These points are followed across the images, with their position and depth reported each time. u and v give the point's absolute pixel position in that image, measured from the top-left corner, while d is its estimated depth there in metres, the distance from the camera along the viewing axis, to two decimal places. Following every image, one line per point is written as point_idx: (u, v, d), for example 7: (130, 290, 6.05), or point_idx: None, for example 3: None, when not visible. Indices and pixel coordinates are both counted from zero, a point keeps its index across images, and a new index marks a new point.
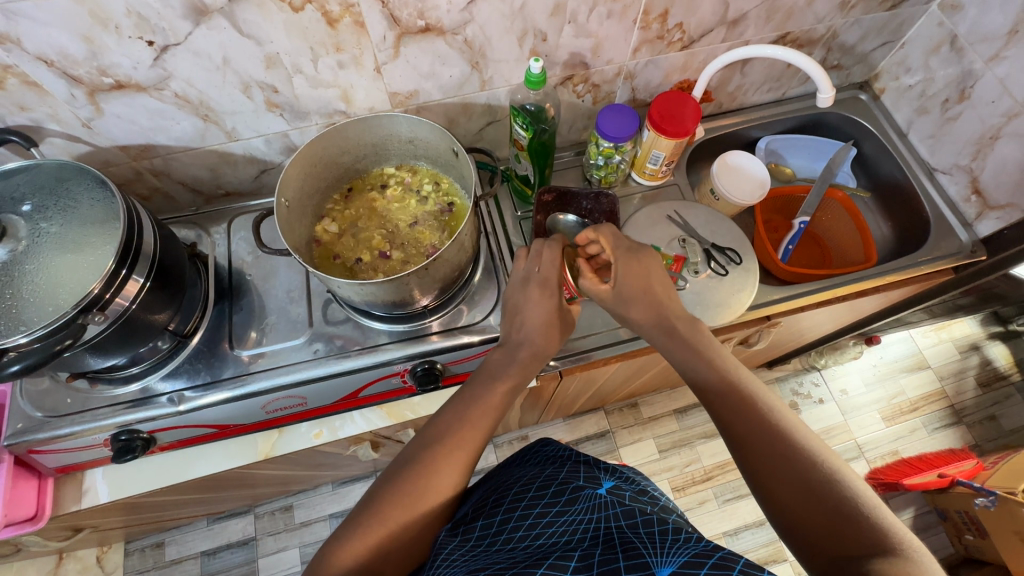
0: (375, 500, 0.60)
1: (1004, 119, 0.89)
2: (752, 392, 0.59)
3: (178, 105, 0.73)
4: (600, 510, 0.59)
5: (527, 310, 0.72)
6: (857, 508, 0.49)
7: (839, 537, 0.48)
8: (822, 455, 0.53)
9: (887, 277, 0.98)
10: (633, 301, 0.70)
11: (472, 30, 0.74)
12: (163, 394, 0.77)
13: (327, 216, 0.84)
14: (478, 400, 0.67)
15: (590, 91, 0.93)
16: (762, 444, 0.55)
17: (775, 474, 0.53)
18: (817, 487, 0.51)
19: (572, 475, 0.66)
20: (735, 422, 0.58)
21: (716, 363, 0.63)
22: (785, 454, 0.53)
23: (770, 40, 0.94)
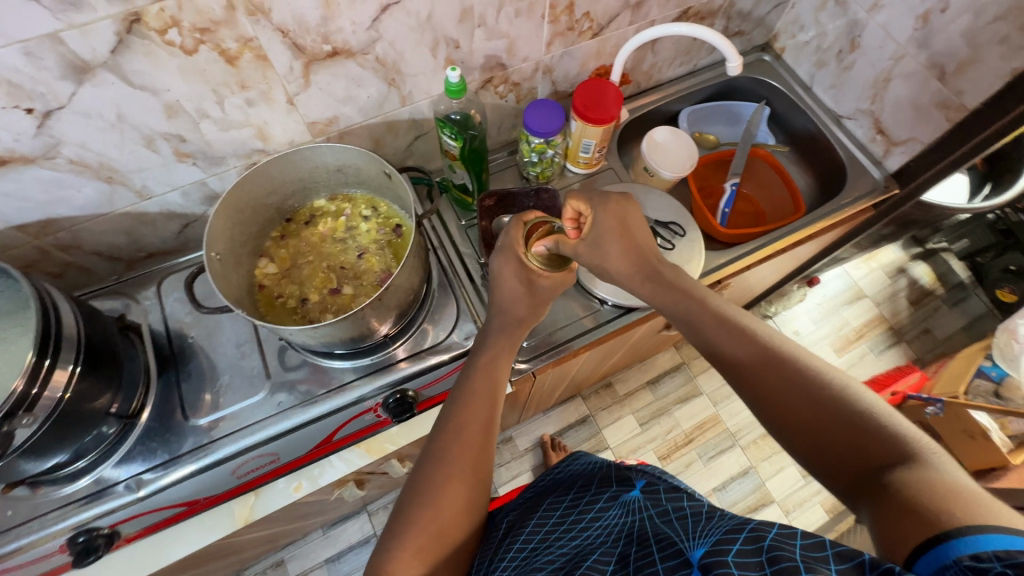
0: (411, 497, 0.58)
1: (892, 62, 0.96)
2: (753, 329, 0.60)
3: (77, 171, 0.67)
4: (634, 509, 0.59)
5: (501, 283, 0.74)
6: (870, 417, 0.49)
7: (856, 449, 0.48)
8: (830, 376, 0.54)
9: (818, 224, 1.04)
10: (614, 246, 0.70)
11: (383, 47, 0.72)
12: (120, 482, 0.71)
13: (265, 258, 0.79)
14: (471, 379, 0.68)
15: (511, 90, 0.93)
16: (769, 377, 0.56)
17: (791, 403, 0.53)
18: (828, 404, 0.51)
19: (606, 486, 0.68)
20: (737, 360, 0.59)
21: (713, 306, 0.64)
22: (794, 382, 0.54)
23: (673, 17, 0.96)
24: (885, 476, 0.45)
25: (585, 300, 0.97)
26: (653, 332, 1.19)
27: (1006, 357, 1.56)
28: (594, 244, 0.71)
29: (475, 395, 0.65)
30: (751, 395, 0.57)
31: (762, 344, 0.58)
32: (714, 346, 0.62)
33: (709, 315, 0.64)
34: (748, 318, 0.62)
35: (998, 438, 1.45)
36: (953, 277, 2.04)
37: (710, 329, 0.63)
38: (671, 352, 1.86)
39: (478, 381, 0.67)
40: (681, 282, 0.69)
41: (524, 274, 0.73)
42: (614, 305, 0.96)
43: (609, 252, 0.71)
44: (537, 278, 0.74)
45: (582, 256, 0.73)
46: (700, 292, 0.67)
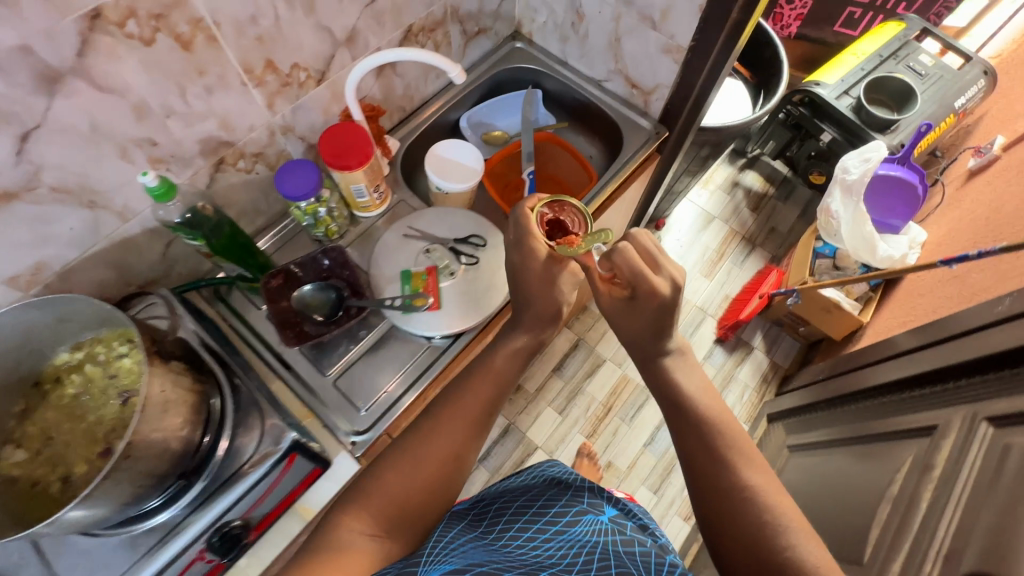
0: (386, 462, 0.68)
1: (615, 22, 1.01)
2: (723, 444, 0.68)
3: None
4: (602, 530, 0.68)
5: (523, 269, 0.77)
6: (790, 553, 0.58)
7: (763, 565, 0.58)
8: (773, 506, 0.62)
9: (612, 185, 1.09)
10: (625, 311, 0.76)
11: (52, 175, 0.63)
12: None
13: (12, 444, 0.68)
14: (488, 365, 0.76)
15: (256, 161, 0.87)
16: (719, 487, 0.65)
17: (730, 517, 0.62)
18: (746, 520, 0.61)
19: (573, 501, 0.74)
20: (692, 456, 0.69)
21: (690, 400, 0.73)
22: (728, 489, 0.64)
23: (399, 38, 0.95)
24: None
25: (414, 340, 0.93)
26: None
27: (832, 234, 1.70)
28: (622, 302, 0.76)
29: (467, 401, 0.73)
30: (692, 485, 0.68)
31: (718, 446, 0.67)
32: (685, 447, 0.70)
33: (681, 408, 0.72)
34: (714, 417, 0.71)
35: (849, 304, 1.65)
36: (778, 175, 2.24)
37: (679, 421, 0.72)
38: (565, 333, 1.89)
39: (472, 391, 0.74)
40: (682, 390, 0.73)
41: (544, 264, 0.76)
42: (443, 336, 0.92)
43: (628, 316, 0.75)
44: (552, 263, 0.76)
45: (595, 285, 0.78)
46: (690, 398, 0.73)
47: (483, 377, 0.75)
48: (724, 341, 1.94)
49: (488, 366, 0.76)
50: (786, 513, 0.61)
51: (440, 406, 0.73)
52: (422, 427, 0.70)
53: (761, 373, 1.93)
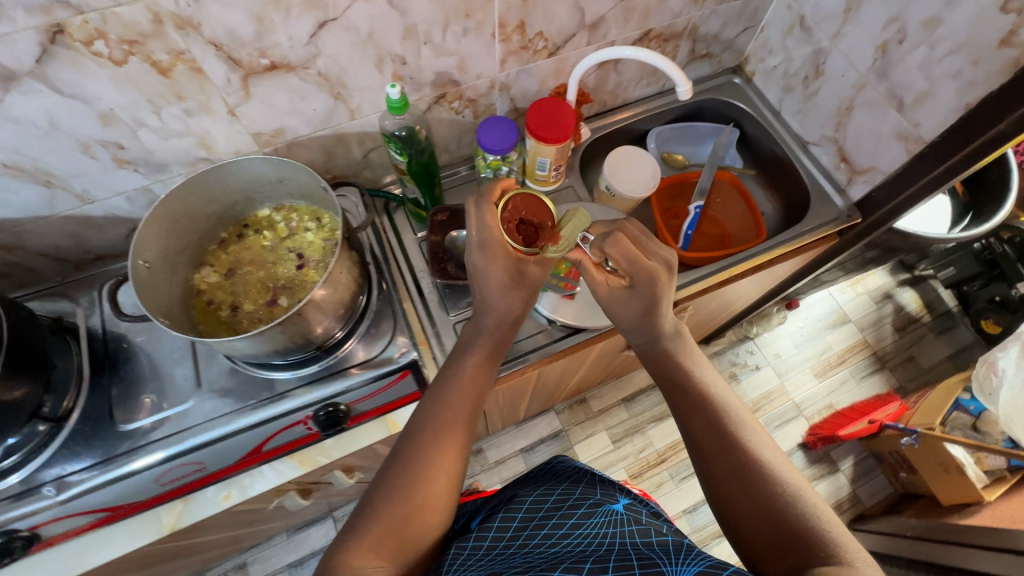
0: (384, 477, 0.62)
1: (854, 90, 0.95)
2: (732, 421, 0.64)
3: (14, 175, 0.68)
4: (617, 520, 0.62)
5: (486, 278, 0.73)
6: (810, 523, 0.53)
7: (787, 543, 0.53)
8: (786, 477, 0.58)
9: (777, 250, 1.03)
10: (619, 302, 0.74)
11: (324, 62, 0.73)
12: (47, 483, 0.71)
13: (206, 266, 0.80)
14: (454, 375, 0.72)
15: (467, 106, 0.93)
16: (724, 471, 0.60)
17: (740, 498, 0.57)
18: (765, 497, 0.56)
19: (588, 492, 0.69)
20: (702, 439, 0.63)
21: (695, 383, 0.69)
22: (742, 468, 0.59)
23: (635, 38, 0.96)
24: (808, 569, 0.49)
25: (537, 318, 0.97)
26: (616, 350, 1.24)
27: (988, 394, 1.49)
28: (616, 290, 0.74)
29: (446, 420, 0.67)
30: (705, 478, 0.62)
31: (723, 424, 0.63)
32: (688, 428, 0.66)
33: (688, 387, 0.69)
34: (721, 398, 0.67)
35: (974, 473, 1.42)
36: (941, 305, 2.01)
37: (686, 403, 0.68)
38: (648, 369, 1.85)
39: (448, 406, 0.68)
40: (685, 372, 0.71)
41: (513, 267, 0.73)
42: (563, 325, 0.96)
43: (621, 304, 0.74)
44: (526, 265, 0.74)
45: (592, 275, 0.75)
46: (695, 376, 0.70)
47: (461, 381, 0.72)
48: (809, 449, 1.78)
49: (461, 381, 0.72)
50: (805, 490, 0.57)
51: (421, 424, 0.66)
52: (399, 455, 0.63)
53: (834, 499, 1.75)
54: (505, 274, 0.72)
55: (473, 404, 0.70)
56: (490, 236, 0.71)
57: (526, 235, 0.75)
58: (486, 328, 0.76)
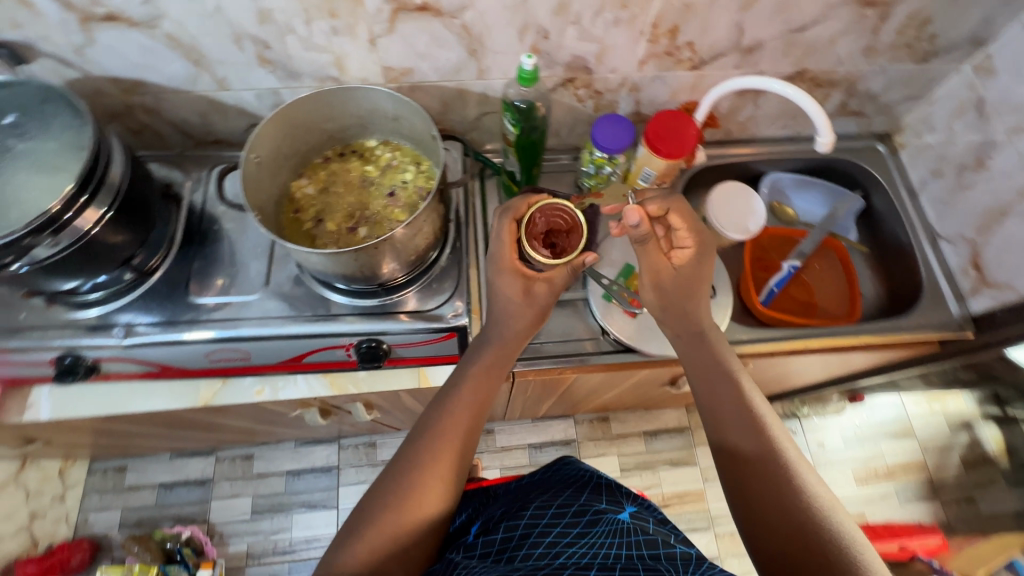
0: (383, 487, 0.64)
1: (1016, 196, 0.85)
2: (770, 433, 0.64)
3: (171, 46, 0.73)
4: (622, 531, 0.61)
5: (498, 295, 0.74)
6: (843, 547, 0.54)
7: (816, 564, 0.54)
8: (819, 495, 0.59)
9: (866, 336, 0.95)
10: (676, 292, 0.73)
11: (472, 16, 0.73)
12: (117, 325, 0.78)
13: (305, 177, 0.84)
14: (454, 392, 0.71)
15: (591, 97, 0.91)
16: (757, 486, 0.60)
17: (773, 515, 0.58)
18: (798, 514, 0.57)
19: (593, 499, 0.68)
20: (745, 480, 0.61)
21: (730, 382, 0.69)
22: (779, 484, 0.60)
23: (786, 75, 0.90)
24: None
25: (591, 324, 0.94)
26: (657, 383, 1.20)
27: None
28: (674, 272, 0.73)
29: (448, 440, 0.67)
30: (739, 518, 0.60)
31: (764, 437, 0.63)
32: (723, 435, 0.66)
33: (736, 415, 0.66)
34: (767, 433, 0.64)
35: None
36: None
37: (732, 436, 0.65)
38: (679, 412, 1.78)
39: (449, 418, 0.69)
40: (724, 371, 0.70)
41: (521, 281, 0.74)
42: (615, 340, 0.93)
43: (670, 288, 0.74)
44: (532, 283, 0.74)
45: (651, 245, 0.73)
46: (734, 376, 0.69)
47: (466, 386, 0.71)
48: None
49: (470, 388, 0.72)
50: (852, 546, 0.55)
51: (420, 434, 0.67)
52: (399, 470, 0.64)
53: None
54: (514, 292, 0.74)
55: (474, 414, 0.70)
56: (501, 251, 0.73)
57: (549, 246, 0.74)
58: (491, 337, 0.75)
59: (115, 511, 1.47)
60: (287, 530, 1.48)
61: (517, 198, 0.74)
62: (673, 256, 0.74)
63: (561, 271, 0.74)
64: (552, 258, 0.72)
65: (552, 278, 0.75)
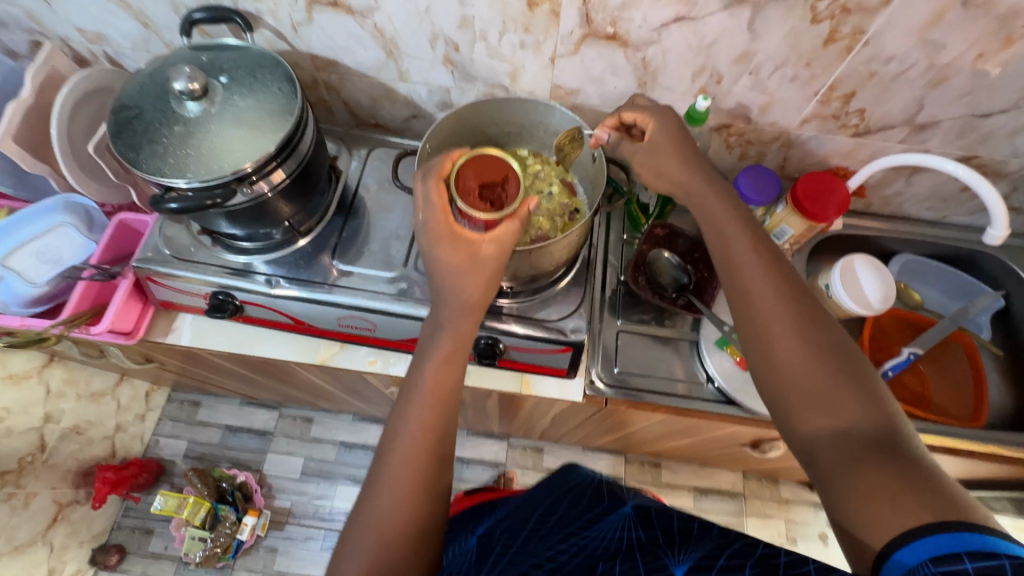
0: (360, 511, 0.60)
1: None
2: (790, 281, 0.59)
3: (373, 36, 0.80)
4: (623, 524, 0.59)
5: (438, 269, 0.68)
6: (865, 387, 0.52)
7: (837, 406, 0.51)
8: (839, 340, 0.56)
9: (990, 445, 0.90)
10: (664, 151, 0.68)
11: (654, 52, 0.76)
12: (261, 274, 0.84)
13: None
14: (413, 389, 0.66)
15: (740, 146, 0.91)
16: (780, 334, 0.56)
17: (796, 365, 0.55)
18: (820, 360, 0.54)
19: (594, 504, 0.65)
20: (776, 344, 0.56)
21: (748, 230, 0.63)
22: (802, 332, 0.56)
23: (952, 158, 0.87)
24: (863, 435, 0.49)
25: (692, 367, 0.93)
26: (734, 442, 1.17)
27: None
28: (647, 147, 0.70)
29: (416, 445, 0.62)
30: (781, 401, 0.55)
31: (784, 284, 0.59)
32: (741, 281, 0.61)
33: (755, 262, 0.61)
34: (807, 313, 0.57)
35: None
36: None
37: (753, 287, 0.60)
38: (735, 476, 1.71)
39: (414, 417, 0.64)
40: (747, 221, 0.64)
41: (459, 244, 0.67)
42: (718, 389, 0.91)
43: (660, 158, 0.69)
44: (481, 246, 0.67)
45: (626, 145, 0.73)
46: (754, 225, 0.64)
47: (432, 371, 0.66)
48: None
49: (436, 374, 0.66)
50: (906, 425, 0.50)
51: (393, 437, 0.63)
52: (374, 483, 0.61)
53: None
54: (457, 259, 0.67)
55: (444, 394, 0.66)
56: (434, 218, 0.66)
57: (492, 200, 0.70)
58: (445, 323, 0.68)
59: (181, 441, 1.52)
60: (329, 498, 1.48)
61: (436, 160, 0.69)
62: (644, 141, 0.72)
63: (507, 227, 0.67)
64: (497, 214, 0.66)
65: (498, 238, 0.68)
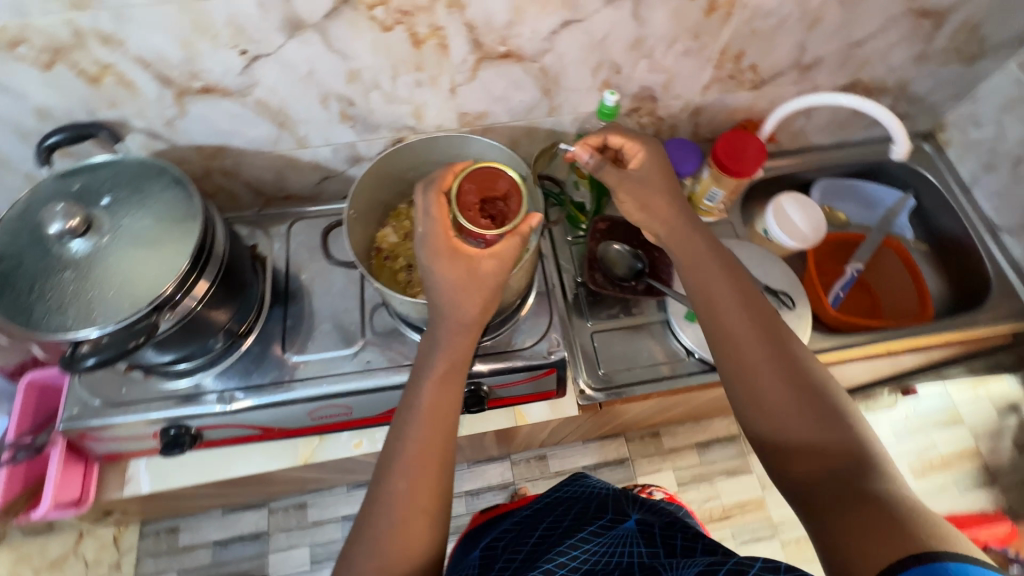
0: (360, 539, 0.56)
1: None
2: (769, 325, 0.60)
3: (259, 111, 0.74)
4: (627, 542, 0.59)
5: (438, 286, 0.63)
6: (846, 423, 0.52)
7: (822, 446, 0.51)
8: (820, 378, 0.56)
9: (945, 334, 0.96)
10: (653, 189, 0.69)
11: (550, 59, 0.75)
12: (210, 392, 0.77)
13: (388, 225, 0.84)
14: (411, 416, 0.62)
15: (653, 124, 0.93)
16: (760, 375, 0.57)
17: (780, 405, 0.55)
18: (802, 400, 0.54)
19: (600, 516, 0.66)
20: (757, 382, 0.56)
21: (726, 279, 0.64)
22: (782, 371, 0.56)
23: (840, 86, 0.93)
24: (848, 474, 0.48)
25: (670, 346, 0.95)
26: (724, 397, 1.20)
27: None
28: (638, 175, 0.70)
29: (423, 468, 0.59)
30: (767, 443, 0.55)
31: (762, 329, 0.60)
32: (721, 327, 0.61)
33: (732, 309, 0.61)
34: (784, 349, 0.58)
35: None
36: None
37: (732, 332, 0.60)
38: (729, 420, 1.77)
39: (418, 444, 0.60)
40: (724, 266, 0.65)
41: (457, 257, 0.62)
42: (700, 359, 0.93)
43: (644, 200, 0.70)
44: (479, 262, 0.62)
45: (607, 173, 0.71)
46: (731, 272, 0.65)
47: (434, 412, 0.62)
48: None
49: (435, 393, 0.63)
50: (890, 461, 0.50)
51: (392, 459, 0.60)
52: (373, 512, 0.57)
53: None
54: (456, 274, 0.62)
55: (451, 433, 0.62)
56: (435, 231, 0.62)
57: (493, 215, 0.63)
58: (442, 344, 0.64)
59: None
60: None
61: (437, 170, 0.65)
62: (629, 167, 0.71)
63: (509, 242, 0.62)
64: (496, 231, 0.61)
65: (499, 253, 0.63)
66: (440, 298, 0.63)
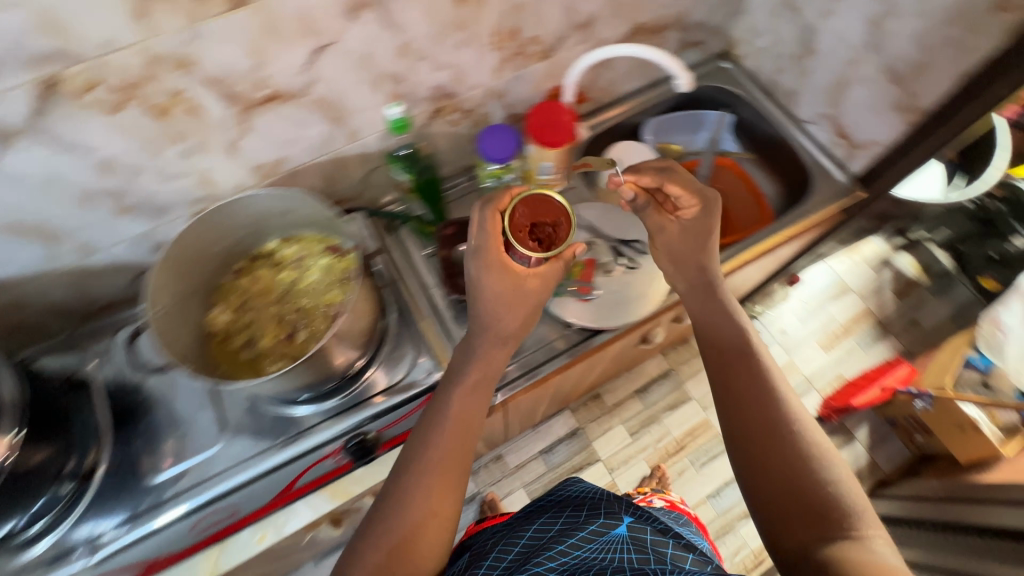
0: (369, 531, 0.58)
1: (847, 66, 0.96)
2: (776, 392, 0.65)
3: (16, 234, 0.66)
4: (615, 548, 0.61)
5: (483, 292, 0.68)
6: (832, 491, 0.56)
7: (809, 511, 0.55)
8: (815, 446, 0.60)
9: (787, 229, 1.03)
10: (683, 239, 0.78)
11: (322, 88, 0.72)
12: (75, 548, 0.69)
13: (217, 306, 0.77)
14: (437, 423, 0.66)
15: (464, 118, 0.92)
16: (758, 437, 0.62)
17: (771, 467, 0.59)
18: (793, 466, 0.58)
19: (589, 520, 0.68)
20: (752, 445, 0.61)
21: (746, 351, 0.70)
22: (778, 434, 0.61)
23: (624, 33, 0.96)
24: (830, 540, 0.52)
25: (551, 324, 0.95)
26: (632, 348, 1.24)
27: (992, 348, 1.49)
28: (688, 223, 0.77)
29: (440, 470, 0.62)
30: (759, 504, 0.59)
31: (768, 395, 0.64)
32: (732, 391, 0.67)
33: (742, 375, 0.67)
34: (795, 418, 0.62)
35: (990, 429, 1.39)
36: (938, 266, 1.93)
37: (739, 397, 0.66)
38: (658, 358, 1.86)
39: (426, 457, 0.63)
40: (740, 338, 0.71)
41: (504, 271, 0.68)
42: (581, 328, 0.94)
43: (682, 247, 0.78)
44: (524, 279, 0.69)
45: (649, 211, 0.81)
46: (750, 346, 0.70)
47: (449, 428, 0.65)
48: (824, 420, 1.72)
49: (460, 402, 0.68)
50: (875, 535, 0.52)
51: (410, 461, 0.63)
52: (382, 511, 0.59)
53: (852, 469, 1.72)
54: (502, 287, 0.68)
55: (457, 451, 0.65)
56: (488, 244, 0.67)
57: (540, 238, 0.71)
58: (479, 353, 0.71)
59: None
60: None
61: (497, 190, 0.70)
62: (680, 217, 0.78)
63: (552, 266, 0.71)
64: (543, 254, 0.69)
65: (542, 273, 0.71)
66: (490, 305, 0.68)
